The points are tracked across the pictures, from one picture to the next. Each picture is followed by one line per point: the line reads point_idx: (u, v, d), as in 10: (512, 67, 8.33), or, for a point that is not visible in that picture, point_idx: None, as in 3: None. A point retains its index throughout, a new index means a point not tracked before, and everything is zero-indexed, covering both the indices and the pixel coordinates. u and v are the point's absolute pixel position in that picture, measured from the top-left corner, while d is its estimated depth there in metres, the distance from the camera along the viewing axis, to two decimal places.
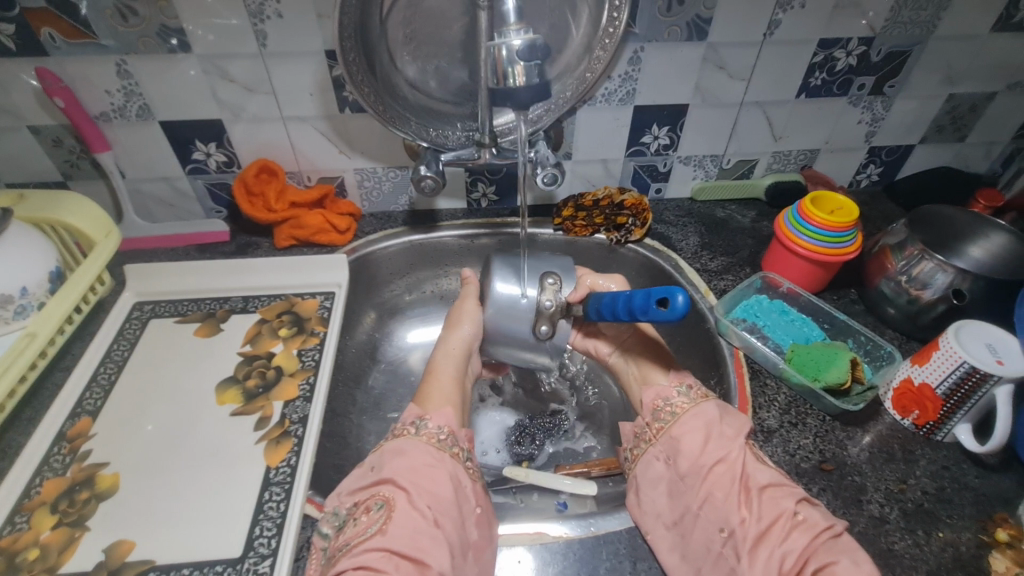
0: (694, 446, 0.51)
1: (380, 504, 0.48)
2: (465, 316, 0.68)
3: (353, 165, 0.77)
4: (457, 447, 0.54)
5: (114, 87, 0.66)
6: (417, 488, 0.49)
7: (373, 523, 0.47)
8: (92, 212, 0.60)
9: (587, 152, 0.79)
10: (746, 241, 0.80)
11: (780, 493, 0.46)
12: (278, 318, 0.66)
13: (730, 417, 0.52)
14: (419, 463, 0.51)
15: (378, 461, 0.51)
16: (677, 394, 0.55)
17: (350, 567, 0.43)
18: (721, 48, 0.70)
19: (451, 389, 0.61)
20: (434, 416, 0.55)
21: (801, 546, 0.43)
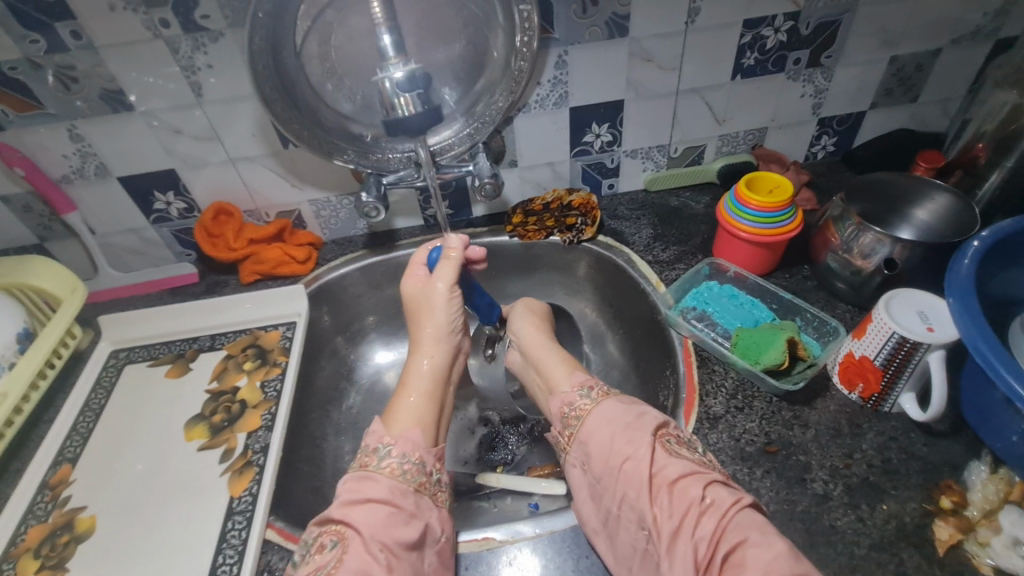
0: (604, 449, 0.51)
1: (334, 542, 0.47)
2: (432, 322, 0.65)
3: (306, 197, 0.80)
4: (423, 476, 0.54)
5: (69, 150, 0.70)
6: (372, 528, 0.47)
7: (325, 563, 0.46)
8: (58, 273, 0.64)
9: (531, 157, 0.80)
10: (700, 227, 0.80)
11: (691, 481, 0.46)
12: (243, 352, 0.69)
13: (636, 412, 0.53)
14: (377, 500, 0.50)
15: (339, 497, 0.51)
16: (579, 398, 0.57)
17: None
18: (644, 42, 0.70)
19: (419, 399, 0.60)
20: (399, 443, 0.55)
21: (711, 531, 0.43)
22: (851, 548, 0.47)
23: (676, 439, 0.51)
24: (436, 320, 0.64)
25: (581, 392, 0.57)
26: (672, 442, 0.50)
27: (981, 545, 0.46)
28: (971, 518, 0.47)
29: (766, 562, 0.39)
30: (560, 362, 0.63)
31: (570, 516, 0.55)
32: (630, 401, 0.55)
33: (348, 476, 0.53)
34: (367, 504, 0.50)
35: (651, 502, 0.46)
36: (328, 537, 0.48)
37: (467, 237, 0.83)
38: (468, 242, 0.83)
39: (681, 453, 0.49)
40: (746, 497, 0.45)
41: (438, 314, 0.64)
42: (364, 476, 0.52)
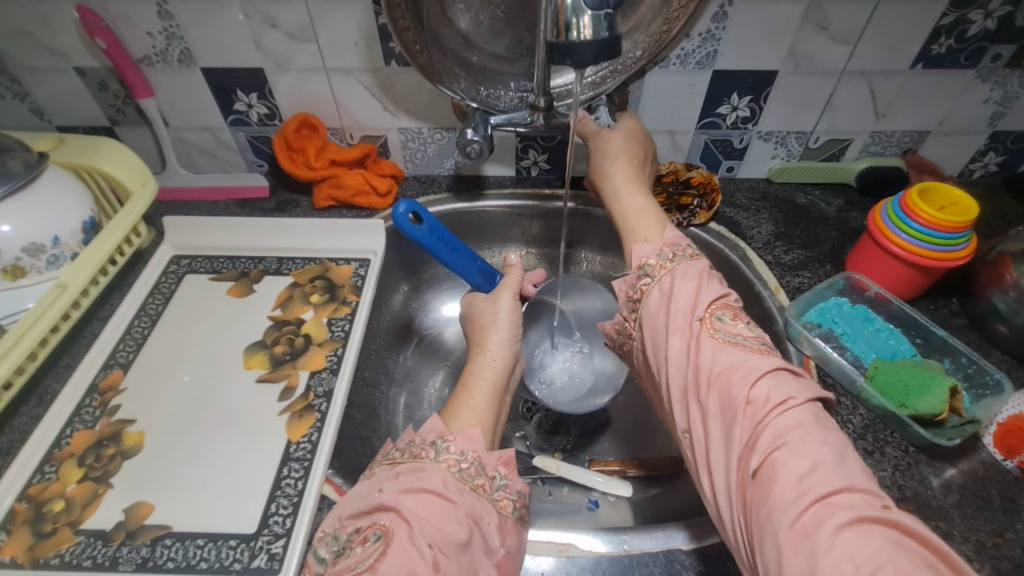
0: (653, 334, 0.45)
1: (378, 535, 0.38)
2: (500, 317, 0.58)
3: (397, 124, 0.72)
4: (484, 477, 0.43)
5: (155, 29, 0.63)
6: (423, 523, 0.38)
7: (366, 558, 0.37)
8: (132, 162, 0.59)
9: (653, 121, 0.70)
10: (829, 233, 0.70)
11: (735, 376, 0.39)
12: (311, 283, 0.64)
13: (694, 290, 0.45)
14: (434, 493, 0.40)
15: (388, 483, 0.42)
16: (657, 254, 0.49)
17: None
18: (826, 5, 0.59)
19: (485, 404, 0.51)
20: (458, 439, 0.45)
21: (745, 437, 0.36)
22: None
23: (727, 323, 0.43)
24: (501, 336, 0.57)
25: (658, 252, 0.49)
26: (724, 323, 0.43)
27: None
28: None
29: (802, 473, 0.33)
30: (642, 210, 0.55)
31: (662, 535, 0.45)
32: (695, 272, 0.46)
33: (378, 471, 0.44)
34: (422, 495, 0.40)
35: (692, 404, 0.40)
36: (372, 526, 0.39)
37: (559, 199, 0.75)
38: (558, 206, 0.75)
39: (732, 338, 0.41)
40: (796, 396, 0.37)
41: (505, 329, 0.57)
42: (419, 466, 0.43)
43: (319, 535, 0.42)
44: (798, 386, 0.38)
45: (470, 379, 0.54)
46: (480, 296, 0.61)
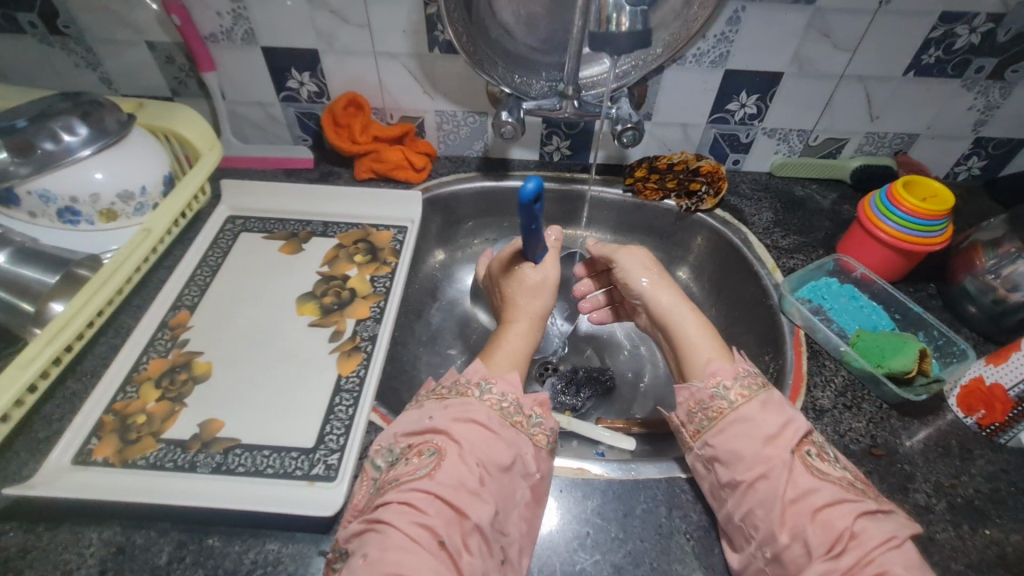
0: (734, 455, 0.45)
1: (432, 450, 0.45)
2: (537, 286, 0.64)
3: (434, 106, 0.79)
4: (521, 415, 0.49)
5: (224, 9, 0.69)
6: (471, 445, 0.45)
7: (422, 467, 0.44)
8: (203, 127, 0.65)
9: (668, 114, 0.77)
10: (824, 222, 0.77)
11: (836, 510, 0.41)
12: (354, 245, 0.70)
13: (783, 420, 0.46)
14: (480, 423, 0.47)
15: (438, 412, 0.48)
16: (733, 377, 0.49)
17: (397, 502, 0.42)
18: (829, 15, 0.66)
19: (524, 352, 0.59)
20: (500, 382, 0.51)
21: (850, 567, 0.39)
22: (947, 562, 0.46)
23: (816, 459, 0.45)
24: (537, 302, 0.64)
25: (736, 374, 0.49)
26: (812, 458, 0.45)
27: None
28: None
29: None
30: (701, 337, 0.55)
31: (665, 466, 0.52)
32: (778, 402, 0.47)
33: (424, 403, 0.51)
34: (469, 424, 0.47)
35: (784, 529, 0.42)
36: (425, 444, 0.46)
37: (579, 182, 0.82)
38: (578, 188, 0.82)
39: (824, 476, 0.44)
40: (896, 534, 0.40)
41: (547, 300, 0.64)
42: (467, 402, 0.49)
43: (373, 449, 0.49)
44: (892, 524, 0.41)
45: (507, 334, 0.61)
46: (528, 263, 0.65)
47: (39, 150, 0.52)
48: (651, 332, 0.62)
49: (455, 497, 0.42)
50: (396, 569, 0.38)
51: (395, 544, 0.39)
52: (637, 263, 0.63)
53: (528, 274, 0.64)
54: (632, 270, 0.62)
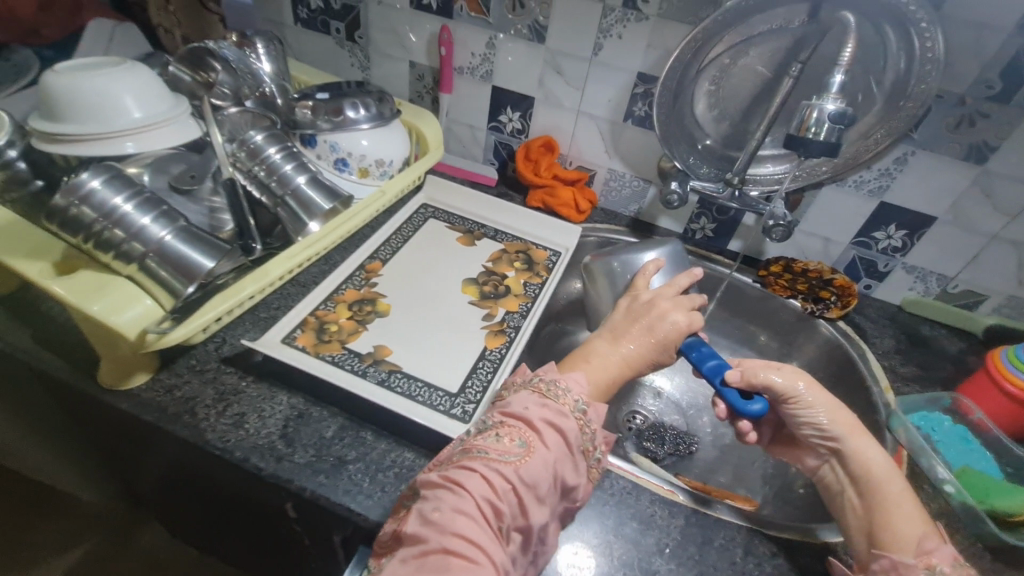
0: None
1: (521, 442, 0.47)
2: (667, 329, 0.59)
3: (609, 165, 0.92)
4: (593, 446, 0.50)
5: (478, 52, 0.89)
6: (556, 454, 0.47)
7: (508, 453, 0.46)
8: (435, 131, 0.84)
9: (814, 226, 0.85)
10: (946, 364, 0.79)
11: None
12: (516, 253, 0.83)
13: None
14: (568, 437, 0.48)
15: (534, 407, 0.49)
16: (948, 565, 0.45)
17: (478, 474, 0.44)
18: (994, 178, 0.72)
19: (602, 380, 0.56)
20: (593, 407, 0.51)
21: None
22: None
23: None
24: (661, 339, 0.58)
25: (953, 562, 0.45)
26: None
27: None
28: None
29: None
30: (912, 514, 0.49)
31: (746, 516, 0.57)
32: None
33: (523, 391, 0.51)
34: (558, 433, 0.48)
35: None
36: (516, 433, 0.47)
37: (714, 261, 0.91)
38: (712, 266, 0.90)
39: None
40: None
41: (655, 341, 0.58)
42: (562, 412, 0.49)
43: None
44: None
45: (592, 357, 0.57)
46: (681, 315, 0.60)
47: (341, 114, 0.70)
48: (823, 476, 0.56)
49: (528, 495, 0.45)
50: (463, 535, 0.41)
51: (467, 512, 0.42)
52: (824, 406, 0.56)
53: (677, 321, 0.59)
54: (825, 417, 0.55)
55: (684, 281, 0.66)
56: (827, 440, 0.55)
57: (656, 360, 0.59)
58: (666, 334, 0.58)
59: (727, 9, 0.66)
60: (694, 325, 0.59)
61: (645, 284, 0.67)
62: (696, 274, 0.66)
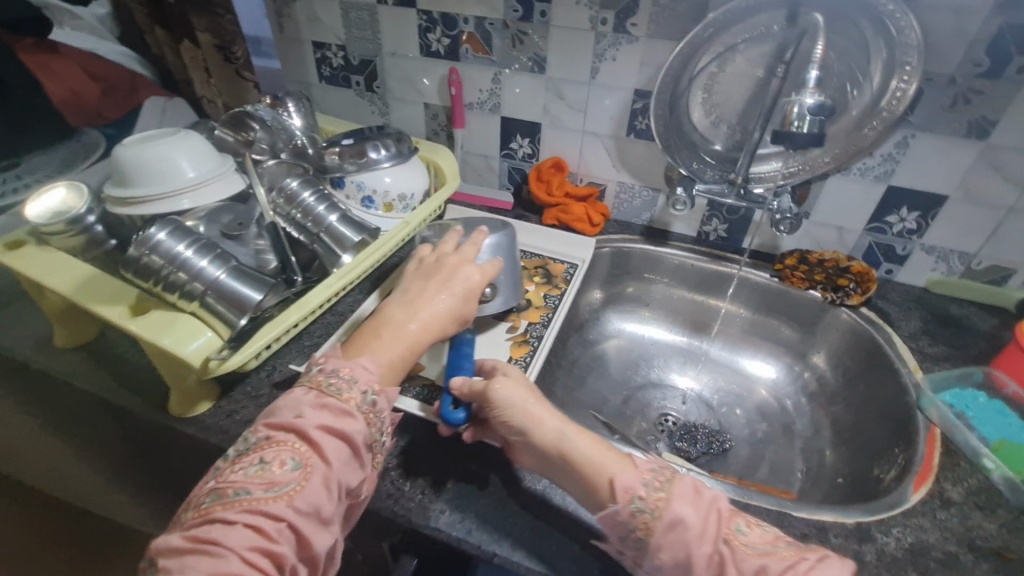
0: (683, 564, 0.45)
1: (295, 462, 0.45)
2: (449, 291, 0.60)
3: (618, 178, 0.97)
4: (375, 438, 0.51)
5: (485, 88, 0.96)
6: (336, 465, 0.47)
7: (281, 480, 0.44)
8: (451, 163, 0.91)
9: (825, 216, 0.87)
10: (978, 342, 0.79)
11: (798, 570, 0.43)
12: (536, 269, 0.88)
13: (711, 507, 0.47)
14: (350, 442, 0.48)
15: (308, 413, 0.48)
16: (643, 485, 0.48)
17: (247, 518, 0.42)
18: (1001, 152, 0.73)
19: (395, 357, 0.55)
20: (383, 394, 0.52)
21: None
22: None
23: (747, 533, 0.46)
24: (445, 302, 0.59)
25: (643, 480, 0.48)
26: (744, 532, 0.46)
27: None
28: None
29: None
30: (596, 450, 0.51)
31: (777, 500, 0.58)
32: (693, 489, 0.48)
33: (298, 391, 0.51)
34: (339, 439, 0.48)
35: None
36: (287, 454, 0.46)
37: (729, 260, 0.93)
38: (727, 266, 0.92)
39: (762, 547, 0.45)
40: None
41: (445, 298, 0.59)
42: (346, 411, 0.49)
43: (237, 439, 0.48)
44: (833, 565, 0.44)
45: (382, 328, 0.57)
46: (469, 276, 0.62)
47: (364, 156, 0.78)
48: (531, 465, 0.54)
49: (307, 520, 0.44)
50: None
51: (237, 563, 0.39)
52: (514, 388, 0.55)
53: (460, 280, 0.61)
54: (514, 400, 0.54)
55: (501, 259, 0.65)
56: (518, 431, 0.53)
57: (459, 320, 0.60)
58: (449, 306, 0.60)
59: (709, 22, 0.71)
60: (480, 275, 0.63)
61: (441, 244, 0.68)
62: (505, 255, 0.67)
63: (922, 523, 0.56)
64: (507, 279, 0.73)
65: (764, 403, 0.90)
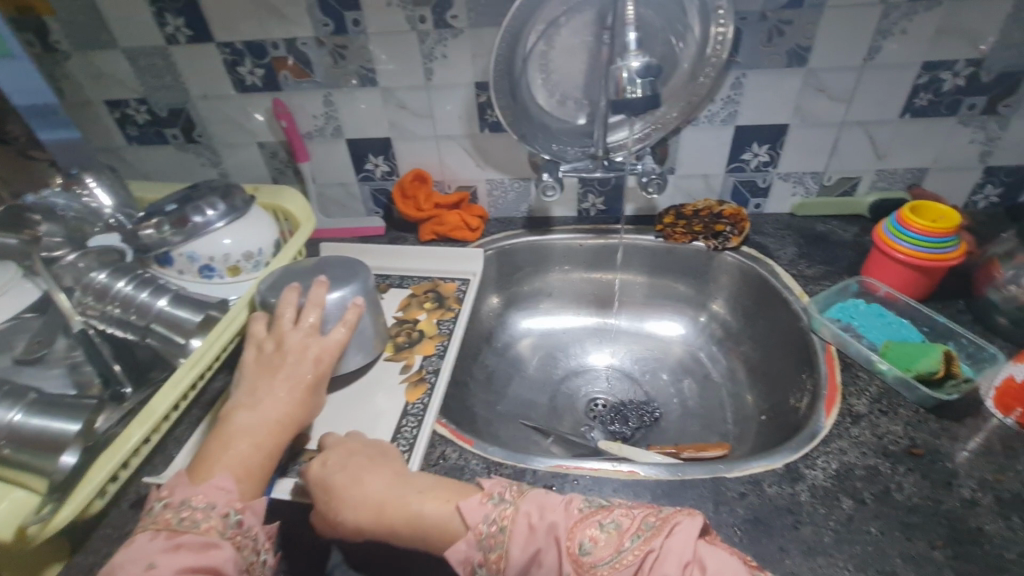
0: None
1: None
2: (297, 372, 0.57)
3: (485, 176, 0.93)
4: (252, 556, 0.47)
5: (319, 112, 0.88)
6: None
7: None
8: (301, 203, 0.82)
9: (689, 167, 0.88)
10: (846, 253, 0.83)
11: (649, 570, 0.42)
12: (424, 294, 0.82)
13: (551, 541, 0.45)
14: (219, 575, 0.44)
15: (162, 557, 0.43)
16: (478, 549, 0.46)
17: None
18: (822, 74, 0.77)
19: (253, 462, 0.52)
20: (247, 512, 0.48)
21: None
22: (1000, 551, 0.48)
23: (591, 552, 0.44)
24: (296, 387, 0.57)
25: (476, 543, 0.46)
26: (587, 551, 0.44)
27: None
28: None
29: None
30: (427, 517, 0.49)
31: (710, 467, 0.57)
32: (525, 531, 0.46)
33: (142, 538, 0.45)
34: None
35: None
36: None
37: (613, 233, 0.92)
38: (613, 239, 0.91)
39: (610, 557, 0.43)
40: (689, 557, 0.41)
41: (297, 383, 0.57)
42: (209, 542, 0.45)
43: None
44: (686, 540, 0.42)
45: (235, 436, 0.53)
46: (314, 351, 0.59)
47: (189, 222, 0.67)
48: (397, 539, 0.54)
49: None
50: None
51: None
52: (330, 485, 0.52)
53: (309, 359, 0.58)
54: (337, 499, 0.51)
55: (352, 319, 0.62)
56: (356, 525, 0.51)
57: (318, 405, 0.59)
58: (301, 392, 0.57)
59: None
60: (333, 348, 0.60)
61: (287, 316, 0.60)
62: (357, 306, 0.63)
63: (841, 444, 0.57)
64: (368, 328, 0.67)
65: (681, 359, 0.90)
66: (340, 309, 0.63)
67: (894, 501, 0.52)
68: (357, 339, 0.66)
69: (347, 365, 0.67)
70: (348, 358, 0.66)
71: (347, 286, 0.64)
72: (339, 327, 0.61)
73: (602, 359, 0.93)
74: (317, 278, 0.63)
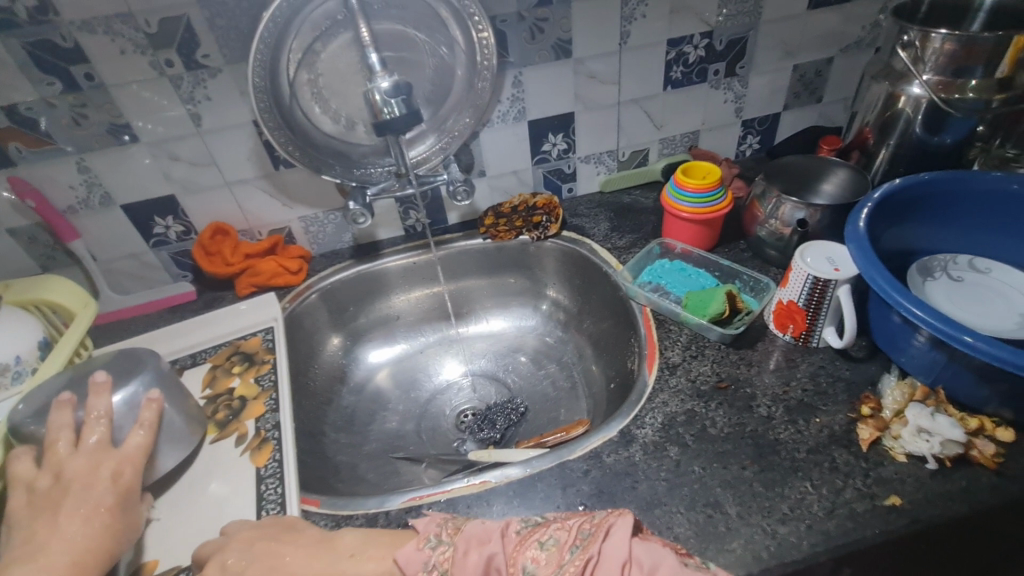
0: None
1: None
2: (86, 498, 0.49)
3: (296, 214, 0.87)
4: None
5: (76, 181, 0.76)
6: None
7: None
8: (72, 290, 0.70)
9: (498, 167, 0.90)
10: (650, 218, 0.91)
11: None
12: (228, 360, 0.75)
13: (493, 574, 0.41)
14: None
15: None
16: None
17: None
18: (588, 62, 0.83)
19: None
20: None
21: None
22: (793, 453, 0.55)
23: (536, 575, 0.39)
24: (86, 515, 0.48)
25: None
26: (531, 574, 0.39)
27: (895, 439, 0.54)
28: (886, 417, 0.56)
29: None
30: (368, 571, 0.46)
31: (555, 454, 0.59)
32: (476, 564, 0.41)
33: None
34: None
35: None
36: None
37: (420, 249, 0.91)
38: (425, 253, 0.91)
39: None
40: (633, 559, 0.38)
41: (86, 511, 0.49)
42: None
43: None
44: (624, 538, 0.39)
45: None
46: (104, 468, 0.51)
47: None
48: None
49: None
50: None
51: None
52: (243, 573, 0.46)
53: (101, 476, 0.51)
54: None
55: (150, 418, 0.56)
56: None
57: (127, 527, 0.51)
58: (95, 518, 0.49)
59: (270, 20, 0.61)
60: (132, 457, 0.53)
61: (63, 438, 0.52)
62: (152, 400, 0.56)
63: (663, 397, 0.62)
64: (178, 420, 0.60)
65: (534, 348, 0.93)
66: (134, 410, 0.56)
67: (709, 436, 0.58)
68: (169, 435, 0.58)
69: (165, 465, 0.59)
70: (166, 457, 0.59)
71: (133, 382, 0.57)
72: (135, 431, 0.55)
73: (460, 370, 0.93)
74: (94, 381, 0.55)
